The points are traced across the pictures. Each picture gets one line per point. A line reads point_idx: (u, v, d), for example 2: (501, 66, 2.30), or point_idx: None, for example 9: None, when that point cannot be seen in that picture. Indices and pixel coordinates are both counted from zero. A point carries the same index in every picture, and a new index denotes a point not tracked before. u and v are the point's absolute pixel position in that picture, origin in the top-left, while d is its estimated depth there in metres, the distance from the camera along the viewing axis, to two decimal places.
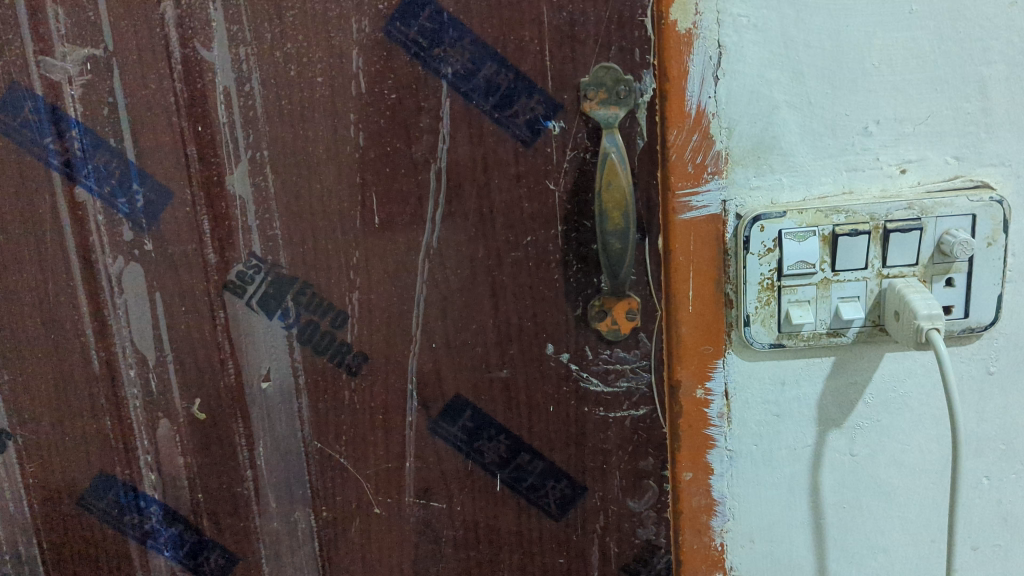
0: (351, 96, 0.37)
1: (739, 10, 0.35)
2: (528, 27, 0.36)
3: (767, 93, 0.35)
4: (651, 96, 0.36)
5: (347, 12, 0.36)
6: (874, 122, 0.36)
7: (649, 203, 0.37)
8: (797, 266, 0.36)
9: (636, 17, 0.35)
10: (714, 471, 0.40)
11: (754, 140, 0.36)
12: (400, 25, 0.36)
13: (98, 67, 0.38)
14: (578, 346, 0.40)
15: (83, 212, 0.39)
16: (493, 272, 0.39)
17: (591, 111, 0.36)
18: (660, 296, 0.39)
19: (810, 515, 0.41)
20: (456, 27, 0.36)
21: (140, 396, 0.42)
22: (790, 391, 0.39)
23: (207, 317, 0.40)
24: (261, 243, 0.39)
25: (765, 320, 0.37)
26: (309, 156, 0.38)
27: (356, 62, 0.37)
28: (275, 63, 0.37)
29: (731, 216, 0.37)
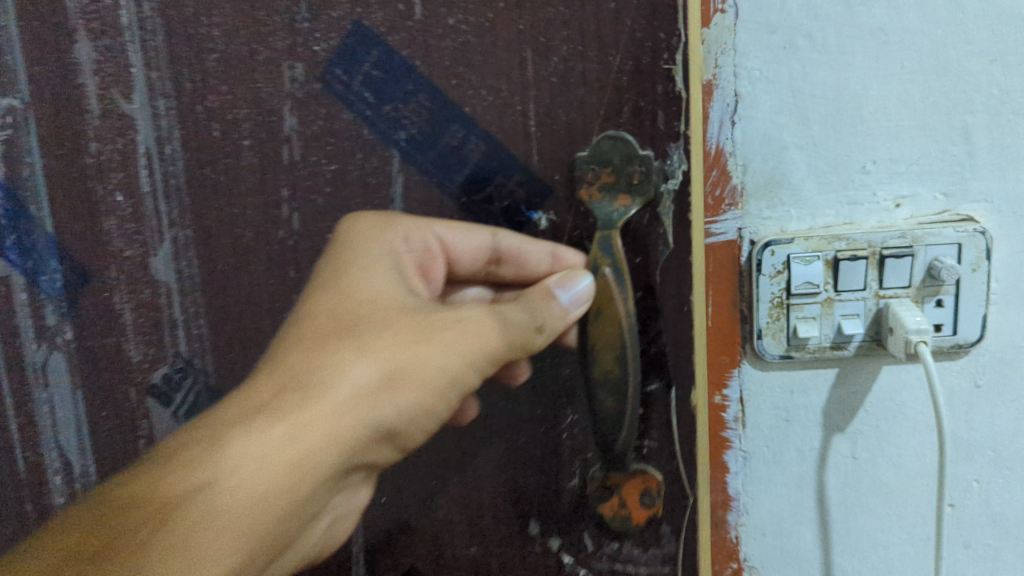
0: (284, 163, 0.45)
1: (752, 65, 0.40)
2: (501, 77, 0.42)
3: (778, 136, 0.41)
4: (676, 182, 0.42)
5: (279, 56, 0.43)
6: (871, 162, 0.41)
7: (656, 324, 0.44)
8: (803, 286, 0.41)
9: (660, 65, 0.41)
10: (730, 470, 0.45)
11: (766, 176, 0.41)
12: (341, 71, 0.43)
13: (20, 120, 0.47)
14: (579, 542, 0.48)
15: (10, 282, 0.50)
16: (484, 453, 0.48)
17: (592, 201, 0.42)
18: (683, 466, 0.45)
19: (816, 512, 0.45)
20: (412, 81, 0.43)
21: (61, 467, 0.52)
22: (798, 398, 0.44)
23: (125, 409, 0.51)
24: (176, 277, 0.48)
25: (776, 334, 0.42)
26: (241, 237, 0.46)
27: (290, 120, 0.45)
28: (196, 113, 0.45)
29: (746, 242, 0.42)
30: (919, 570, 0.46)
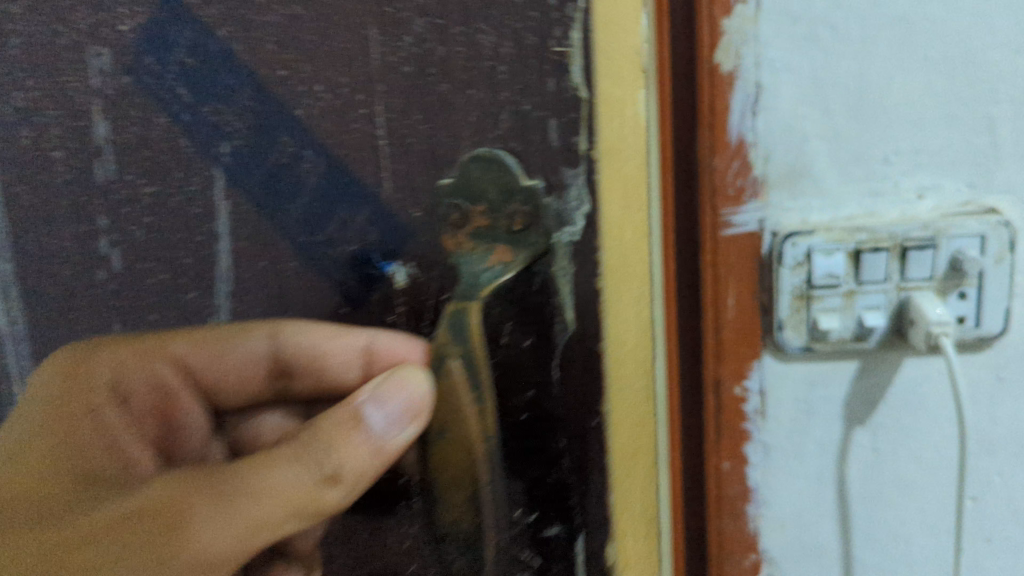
0: (106, 179, 0.51)
1: (775, 55, 0.40)
2: (338, 65, 0.46)
3: (800, 127, 0.41)
4: (575, 232, 0.46)
5: (89, 45, 0.49)
6: (894, 152, 0.41)
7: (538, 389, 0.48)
8: (824, 278, 0.41)
9: (552, 47, 0.44)
10: (750, 462, 0.45)
11: (788, 167, 0.41)
12: (154, 59, 0.48)
13: None
14: None
15: None
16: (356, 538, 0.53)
17: (462, 251, 0.47)
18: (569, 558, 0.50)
19: (836, 504, 0.45)
20: (234, 76, 0.47)
21: None
22: (819, 390, 0.44)
23: None
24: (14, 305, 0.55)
25: (797, 326, 0.42)
26: (73, 277, 0.53)
27: (106, 123, 0.50)
28: (28, 114, 0.51)
29: (768, 233, 0.42)
30: (939, 563, 0.46)
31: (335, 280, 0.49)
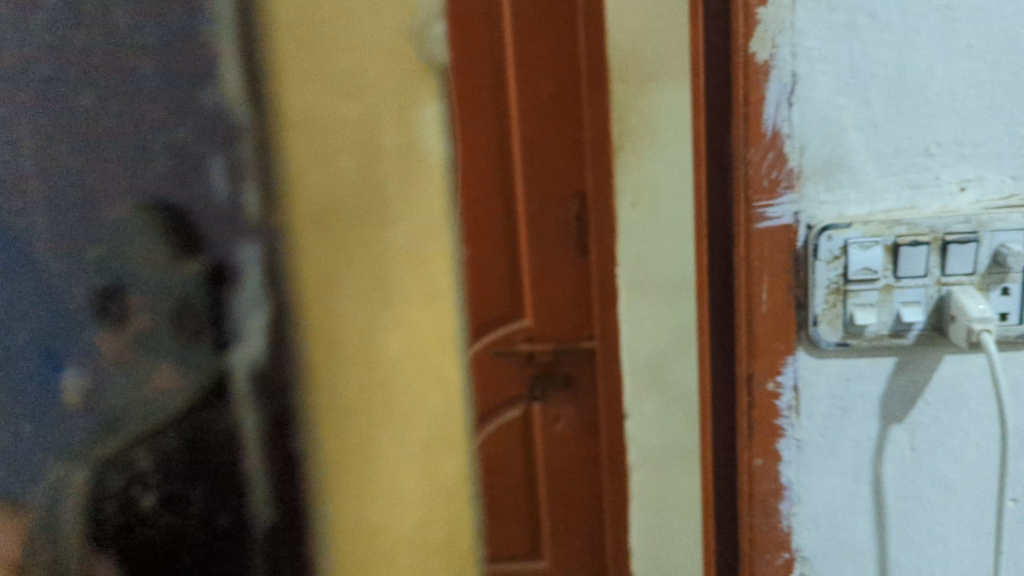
0: None
1: (812, 45, 0.46)
2: None
3: (838, 117, 0.47)
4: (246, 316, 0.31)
5: None
6: (934, 144, 0.47)
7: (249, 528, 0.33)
8: (861, 271, 0.47)
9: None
10: (783, 458, 0.53)
11: (824, 158, 0.48)
12: None
13: None
14: None
15: None
16: None
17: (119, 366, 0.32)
18: None
19: (871, 489, 0.52)
20: None
21: None
22: (853, 386, 0.51)
23: None
24: None
25: (832, 320, 0.49)
26: None
27: None
28: None
29: (804, 225, 0.48)
30: (969, 533, 0.53)
31: (27, 437, 0.34)
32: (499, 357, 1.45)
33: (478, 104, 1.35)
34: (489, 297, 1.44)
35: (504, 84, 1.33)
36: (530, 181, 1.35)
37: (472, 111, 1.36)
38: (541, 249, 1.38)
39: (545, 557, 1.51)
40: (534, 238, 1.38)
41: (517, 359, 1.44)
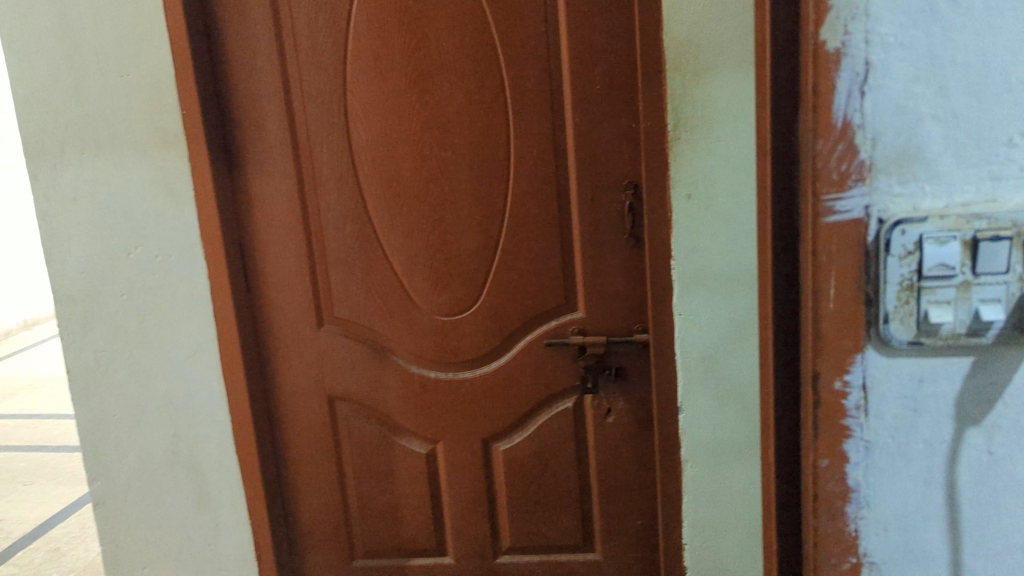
0: None
1: (886, 32, 0.49)
2: None
3: (914, 106, 0.50)
4: None
5: None
6: (1017, 135, 0.49)
7: None
8: (937, 268, 0.50)
9: None
10: (851, 460, 0.55)
11: (897, 150, 0.50)
12: None
13: None
14: None
15: None
16: None
17: None
18: None
19: (945, 492, 0.54)
20: None
21: None
22: (926, 387, 0.53)
23: None
24: None
25: (905, 319, 0.51)
26: None
27: None
28: None
29: (875, 219, 0.51)
30: None
31: None
32: (553, 349, 1.42)
33: (530, 95, 1.34)
34: (540, 288, 1.41)
35: (557, 75, 1.33)
36: (583, 172, 1.35)
37: (524, 101, 1.35)
38: (594, 241, 1.37)
39: (596, 551, 1.50)
40: (586, 229, 1.37)
41: (570, 351, 1.42)
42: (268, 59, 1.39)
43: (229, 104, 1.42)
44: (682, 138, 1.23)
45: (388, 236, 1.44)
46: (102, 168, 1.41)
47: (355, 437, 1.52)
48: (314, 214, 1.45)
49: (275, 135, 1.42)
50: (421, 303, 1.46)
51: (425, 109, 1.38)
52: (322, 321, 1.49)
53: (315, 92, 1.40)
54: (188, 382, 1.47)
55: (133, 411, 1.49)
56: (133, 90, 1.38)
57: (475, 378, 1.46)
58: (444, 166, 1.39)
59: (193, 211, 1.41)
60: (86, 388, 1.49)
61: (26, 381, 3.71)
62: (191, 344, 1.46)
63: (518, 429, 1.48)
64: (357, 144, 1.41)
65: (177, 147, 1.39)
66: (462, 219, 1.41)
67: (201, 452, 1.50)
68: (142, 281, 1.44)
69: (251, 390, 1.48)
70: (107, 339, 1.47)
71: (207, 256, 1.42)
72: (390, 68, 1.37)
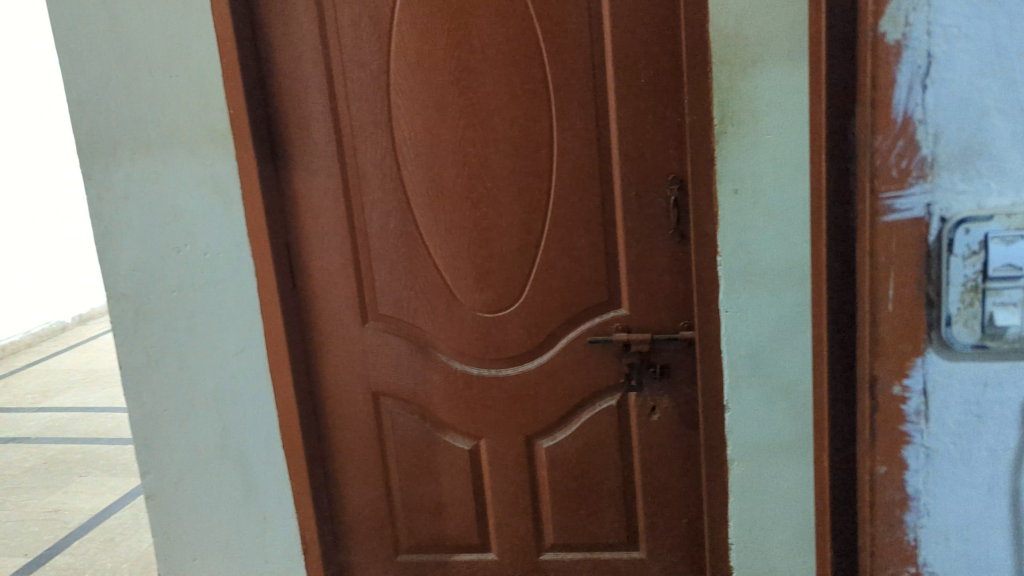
0: None
1: (949, 21, 0.48)
2: None
3: (979, 99, 0.48)
4: None
5: None
6: None
7: None
8: (1002, 268, 0.49)
9: None
10: (911, 467, 0.53)
11: (962, 146, 0.49)
12: None
13: None
14: None
15: None
16: None
17: None
18: None
19: (1012, 502, 0.52)
20: None
21: None
22: (991, 392, 0.51)
23: None
24: None
25: (969, 322, 0.50)
26: None
27: None
28: None
29: (937, 217, 0.50)
30: None
31: None
32: (596, 347, 1.41)
33: (573, 90, 1.33)
34: (583, 284, 1.40)
35: (601, 70, 1.32)
36: (627, 167, 1.33)
37: (567, 97, 1.34)
38: (639, 236, 1.36)
39: (640, 549, 1.49)
40: (631, 225, 1.36)
41: (614, 348, 1.41)
42: (313, 59, 1.40)
43: (274, 102, 1.43)
44: (728, 132, 1.21)
45: (431, 233, 1.44)
46: (152, 168, 1.44)
47: (399, 433, 1.53)
48: (358, 211, 1.46)
49: (320, 134, 1.43)
50: (464, 300, 1.45)
51: (468, 106, 1.37)
52: (366, 318, 1.50)
53: (359, 90, 1.41)
54: (236, 378, 1.49)
55: (183, 406, 1.52)
56: (181, 90, 1.40)
57: (518, 375, 1.46)
58: (487, 163, 1.39)
59: (240, 209, 1.43)
60: (138, 383, 1.52)
61: (81, 375, 3.80)
62: (239, 340, 1.48)
63: (561, 427, 1.47)
64: (400, 141, 1.42)
65: (224, 146, 1.41)
66: (505, 215, 1.40)
67: (249, 447, 1.52)
68: (191, 278, 1.47)
69: (297, 386, 1.50)
70: (158, 335, 1.50)
71: (254, 254, 1.44)
72: (433, 65, 1.37)
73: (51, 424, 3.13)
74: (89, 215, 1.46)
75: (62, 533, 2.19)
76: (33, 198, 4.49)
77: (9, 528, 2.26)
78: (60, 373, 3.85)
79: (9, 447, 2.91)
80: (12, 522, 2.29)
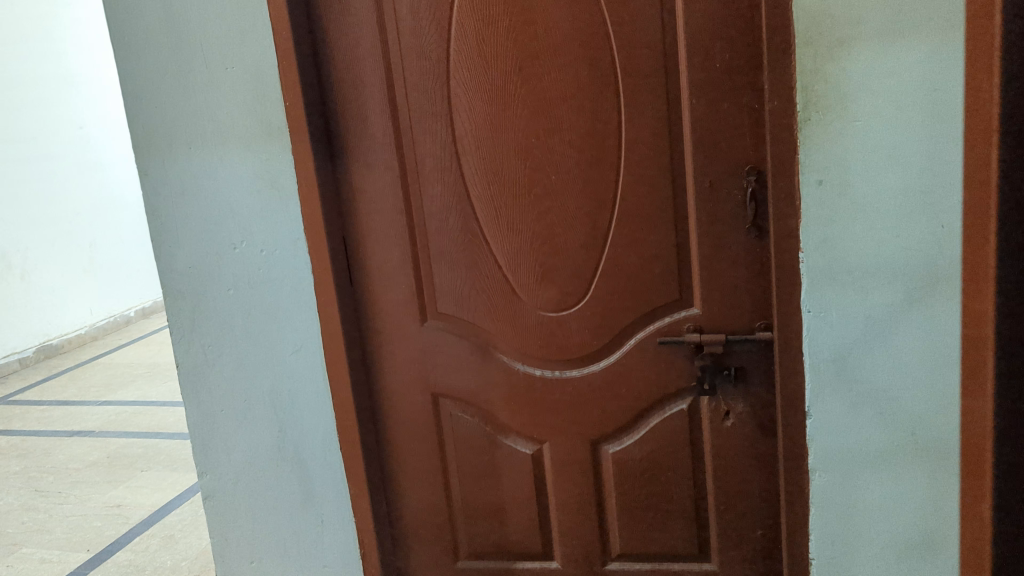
0: None
1: None
2: None
3: None
4: None
5: None
6: None
7: None
8: None
9: None
10: None
11: None
12: None
13: None
14: None
15: None
16: None
17: None
18: None
19: None
20: None
21: None
22: None
23: None
24: None
25: None
26: None
27: None
28: None
29: None
30: None
31: None
32: (666, 348, 1.34)
33: (643, 76, 1.26)
34: (653, 282, 1.33)
35: (672, 54, 1.24)
36: (700, 157, 1.26)
37: (636, 83, 1.26)
38: (712, 231, 1.28)
39: (712, 562, 1.41)
40: (704, 218, 1.28)
41: (685, 350, 1.34)
42: (370, 48, 1.36)
43: (330, 94, 1.39)
44: (812, 118, 1.13)
45: (493, 228, 1.38)
46: (208, 163, 1.41)
47: (459, 436, 1.48)
48: (417, 206, 1.41)
49: (378, 126, 1.38)
50: (527, 299, 1.39)
51: (531, 95, 1.31)
52: (425, 317, 1.45)
53: (418, 80, 1.36)
54: (293, 377, 1.46)
55: (240, 406, 1.49)
56: (237, 83, 1.37)
57: (583, 377, 1.39)
58: (551, 155, 1.32)
59: (297, 204, 1.39)
60: (196, 382, 1.50)
61: (144, 368, 3.86)
62: (296, 340, 1.44)
63: (629, 432, 1.40)
64: (460, 133, 1.36)
65: (280, 140, 1.38)
66: (570, 210, 1.34)
67: (306, 448, 1.49)
68: (248, 276, 1.44)
69: (355, 386, 1.46)
70: (215, 334, 1.47)
71: (310, 251, 1.40)
72: (494, 53, 1.31)
73: (115, 417, 3.17)
74: (146, 212, 1.44)
75: (123, 529, 2.20)
76: (97, 196, 4.59)
77: (73, 522, 2.29)
78: (124, 367, 3.92)
79: (75, 440, 2.96)
80: (77, 516, 2.32)
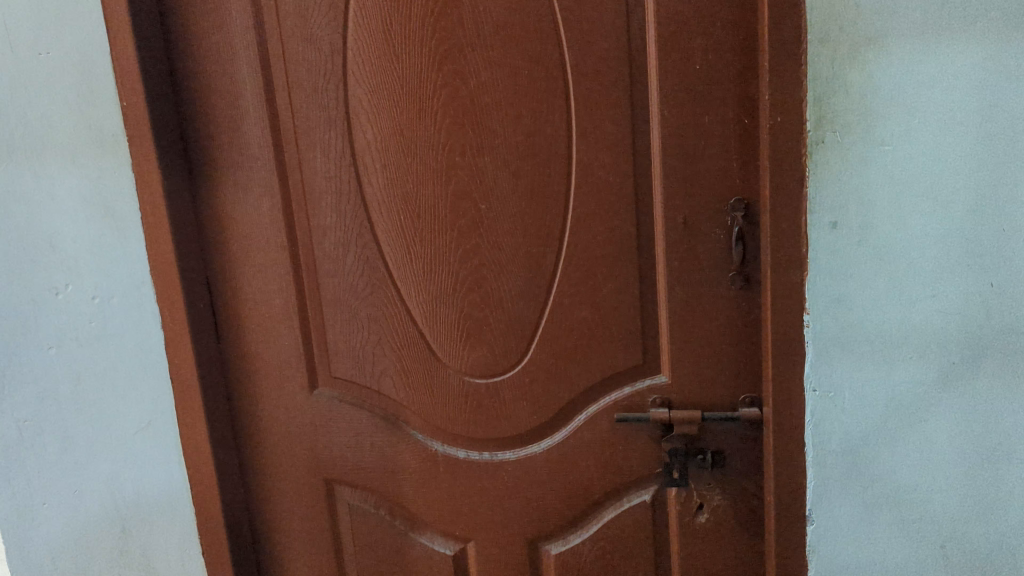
0: None
1: None
2: None
3: None
4: None
5: None
6: None
7: None
8: None
9: None
10: None
11: None
12: None
13: None
14: None
15: None
16: None
17: None
18: None
19: None
20: None
21: None
22: None
23: None
24: None
25: None
26: None
27: None
28: None
29: None
30: None
31: None
32: (625, 427, 1.05)
33: (600, 82, 0.97)
34: (609, 344, 1.04)
35: (639, 50, 0.96)
36: (671, 188, 0.97)
37: (591, 88, 0.97)
38: (685, 280, 0.99)
39: None
40: (675, 263, 0.99)
41: (648, 430, 1.05)
42: (241, 37, 1.03)
43: (190, 98, 1.06)
44: (826, 141, 0.86)
45: (403, 272, 1.07)
46: (16, 180, 1.03)
47: (358, 533, 1.15)
48: (303, 242, 1.08)
49: (251, 139, 1.05)
50: (448, 362, 1.08)
51: (454, 100, 1.00)
52: (315, 384, 1.13)
53: (305, 79, 1.03)
54: (139, 463, 1.11)
55: (68, 501, 1.11)
56: (54, 75, 1.01)
57: (518, 462, 1.09)
58: (479, 178, 1.02)
59: (140, 240, 1.05)
60: (7, 469, 1.09)
61: None
62: (141, 415, 1.09)
63: (575, 530, 1.10)
64: (360, 148, 1.04)
65: (115, 154, 1.02)
66: (504, 250, 1.03)
67: (157, 551, 1.14)
68: (76, 330, 1.07)
69: (222, 472, 1.12)
70: (34, 406, 1.08)
71: (159, 300, 1.06)
72: (405, 44, 1.00)
73: None
74: None
75: None
76: None
77: None
78: None
79: None
80: None
